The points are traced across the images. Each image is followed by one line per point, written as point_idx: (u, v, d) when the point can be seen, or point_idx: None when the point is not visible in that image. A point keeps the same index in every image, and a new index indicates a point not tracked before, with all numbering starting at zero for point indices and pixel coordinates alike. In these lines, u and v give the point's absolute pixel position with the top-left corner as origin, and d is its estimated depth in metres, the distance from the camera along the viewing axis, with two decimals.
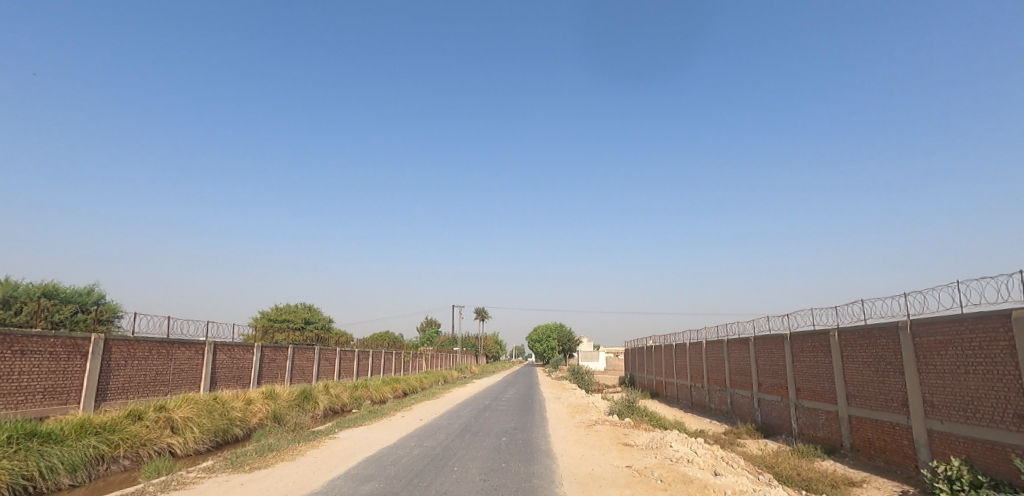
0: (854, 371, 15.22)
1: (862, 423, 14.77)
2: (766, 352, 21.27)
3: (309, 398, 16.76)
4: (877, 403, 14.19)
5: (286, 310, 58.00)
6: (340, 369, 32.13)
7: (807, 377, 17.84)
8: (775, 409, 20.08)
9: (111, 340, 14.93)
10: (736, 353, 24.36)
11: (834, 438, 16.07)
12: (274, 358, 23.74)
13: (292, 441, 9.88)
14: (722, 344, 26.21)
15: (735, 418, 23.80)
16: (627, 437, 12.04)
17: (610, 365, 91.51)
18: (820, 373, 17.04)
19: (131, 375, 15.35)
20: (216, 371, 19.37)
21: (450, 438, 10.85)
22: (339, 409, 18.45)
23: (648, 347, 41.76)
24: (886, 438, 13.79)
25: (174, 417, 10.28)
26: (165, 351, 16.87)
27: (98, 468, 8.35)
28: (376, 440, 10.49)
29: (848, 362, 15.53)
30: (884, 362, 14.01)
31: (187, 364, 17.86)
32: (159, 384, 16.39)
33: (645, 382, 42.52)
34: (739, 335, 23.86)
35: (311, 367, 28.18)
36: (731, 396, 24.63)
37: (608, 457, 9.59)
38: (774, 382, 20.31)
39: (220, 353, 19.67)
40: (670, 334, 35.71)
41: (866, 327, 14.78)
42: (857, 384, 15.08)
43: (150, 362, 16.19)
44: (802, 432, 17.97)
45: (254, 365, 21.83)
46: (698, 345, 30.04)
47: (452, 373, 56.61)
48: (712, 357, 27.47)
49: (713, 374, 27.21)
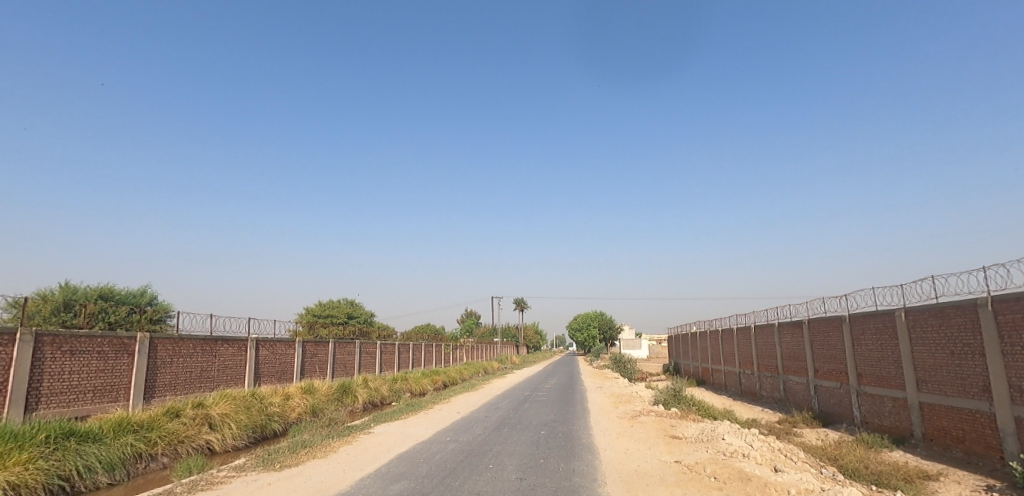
0: (925, 354, 14.01)
1: (935, 410, 13.59)
2: (822, 336, 20.03)
3: (348, 392, 16.71)
4: (953, 389, 13.00)
5: (329, 305, 59.20)
6: (381, 363, 32.34)
7: (869, 361, 16.63)
8: (834, 396, 18.88)
9: (157, 338, 15.17)
10: (788, 338, 23.10)
11: (902, 427, 14.91)
12: (316, 353, 23.96)
13: (327, 437, 9.66)
14: (773, 329, 24.95)
15: (789, 406, 22.62)
16: (676, 428, 11.36)
17: (652, 352, 90.02)
18: (885, 357, 15.82)
19: (177, 372, 15.60)
20: (260, 366, 19.60)
21: (489, 432, 10.44)
22: (379, 402, 18.38)
23: (693, 333, 40.51)
24: (964, 426, 12.63)
25: (211, 413, 10.21)
26: (209, 348, 17.11)
27: (136, 466, 8.31)
28: (412, 434, 10.18)
29: (917, 345, 14.31)
30: (961, 344, 12.79)
31: (232, 360, 18.11)
32: (204, 380, 16.64)
33: (690, 369, 41.32)
34: (792, 319, 22.61)
35: (352, 360, 28.43)
36: (783, 383, 23.45)
37: (655, 452, 8.97)
38: (832, 368, 19.10)
39: (263, 349, 19.91)
40: (716, 321, 34.45)
41: (939, 306, 13.54)
42: (928, 368, 13.87)
43: (195, 359, 16.44)
44: (865, 420, 16.81)
45: (296, 360, 22.06)
46: (745, 330, 28.79)
47: (493, 364, 56.57)
48: (762, 342, 26.23)
49: (763, 360, 25.99)
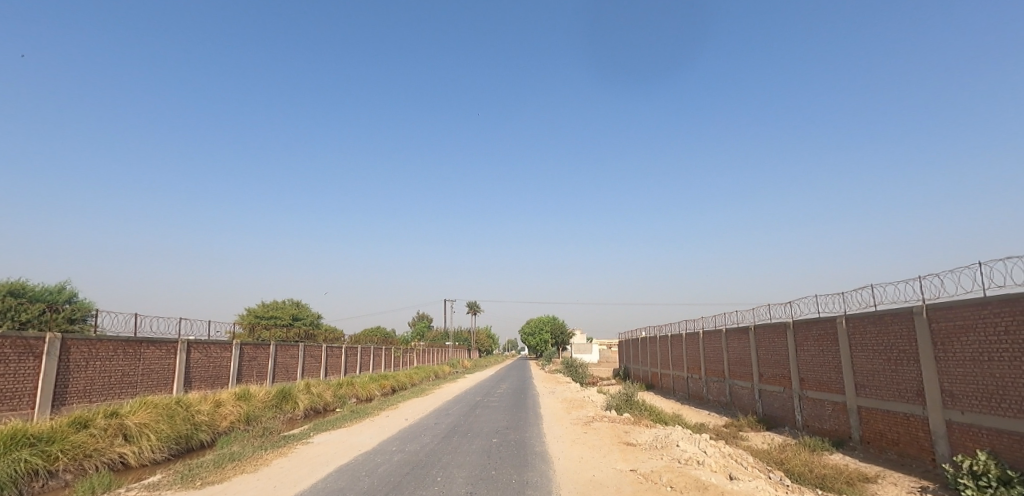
0: (864, 359, 14.44)
1: (872, 414, 14.00)
2: (767, 341, 20.50)
3: (288, 398, 15.73)
4: (890, 393, 13.42)
5: (273, 306, 56.83)
6: (327, 367, 31.08)
7: (811, 366, 17.06)
8: (777, 400, 19.33)
9: (70, 340, 13.80)
10: (735, 343, 23.58)
11: (841, 430, 15.33)
12: (255, 356, 22.67)
13: (258, 448, 8.87)
14: (720, 334, 25.44)
15: (735, 410, 23.09)
16: (629, 435, 11.15)
17: (603, 356, 91.09)
18: (826, 362, 16.25)
19: (94, 376, 14.26)
20: (191, 371, 18.28)
21: (436, 440, 9.92)
22: (321, 409, 17.45)
23: (642, 338, 41.07)
24: (899, 429, 13.04)
25: (126, 423, 9.25)
26: (133, 351, 15.78)
27: (31, 485, 7.35)
28: (354, 444, 9.50)
29: (857, 350, 14.74)
30: (897, 350, 13.23)
31: (158, 363, 16.76)
32: (125, 385, 15.30)
33: (640, 374, 41.90)
34: (738, 325, 23.09)
35: (296, 364, 27.13)
36: (730, 387, 23.91)
37: (609, 460, 8.68)
38: (776, 372, 19.55)
39: (195, 351, 18.58)
40: (665, 326, 34.98)
41: (877, 314, 13.99)
42: (867, 373, 14.29)
43: (116, 362, 15.09)
44: (806, 424, 17.24)
45: (233, 364, 20.77)
46: (694, 335, 29.32)
47: (444, 368, 55.64)
48: (710, 347, 26.72)
49: (710, 365, 26.45)
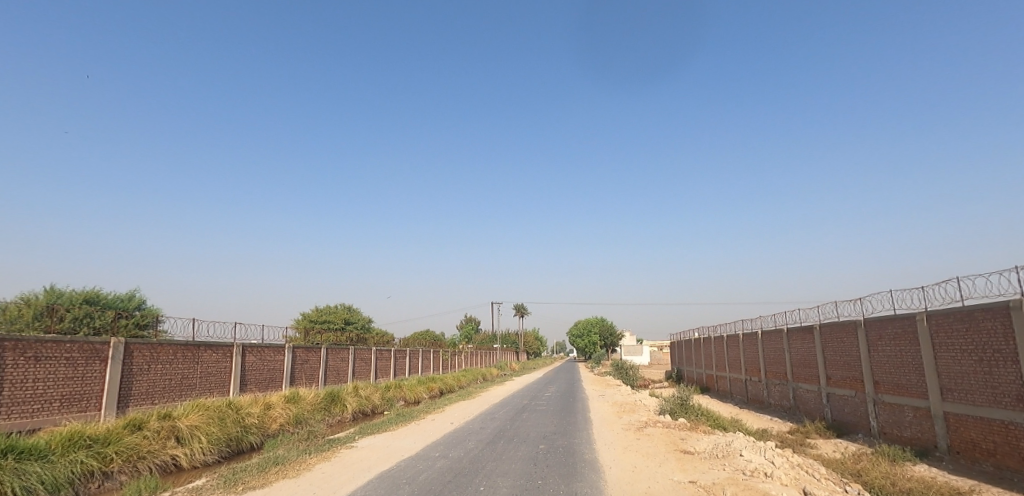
0: (950, 361, 13.13)
1: (962, 421, 12.70)
2: (834, 341, 19.16)
3: (336, 400, 15.82)
4: (983, 398, 12.12)
5: (326, 310, 58.36)
6: (377, 369, 31.42)
7: (887, 368, 15.74)
8: (848, 405, 18.00)
9: (133, 344, 14.29)
10: (798, 344, 22.22)
11: (925, 438, 14.02)
12: (307, 359, 23.07)
13: (303, 452, 8.77)
14: (781, 334, 24.07)
15: (799, 415, 21.75)
16: (686, 442, 10.48)
17: (654, 358, 88.96)
18: (905, 364, 14.94)
19: (155, 379, 14.74)
20: (246, 374, 18.72)
21: (483, 446, 9.58)
22: (370, 412, 17.49)
23: (696, 340, 39.66)
24: (995, 439, 11.75)
25: (178, 425, 9.36)
26: (191, 354, 16.24)
27: (87, 486, 7.46)
28: (398, 449, 9.27)
29: (941, 351, 13.44)
30: (991, 350, 11.93)
31: (215, 367, 17.22)
32: (185, 388, 15.76)
33: (693, 376, 40.50)
34: (802, 324, 21.73)
35: (347, 367, 27.52)
36: (793, 391, 22.57)
37: (666, 470, 8.09)
38: (846, 375, 18.21)
39: (250, 355, 19.03)
40: (720, 326, 33.57)
41: (965, 310, 12.69)
42: (954, 375, 12.99)
43: (175, 366, 15.56)
44: (883, 431, 15.92)
45: (286, 367, 21.18)
46: (752, 336, 27.93)
47: (492, 371, 55.54)
48: (770, 348, 25.32)
49: (771, 367, 25.07)
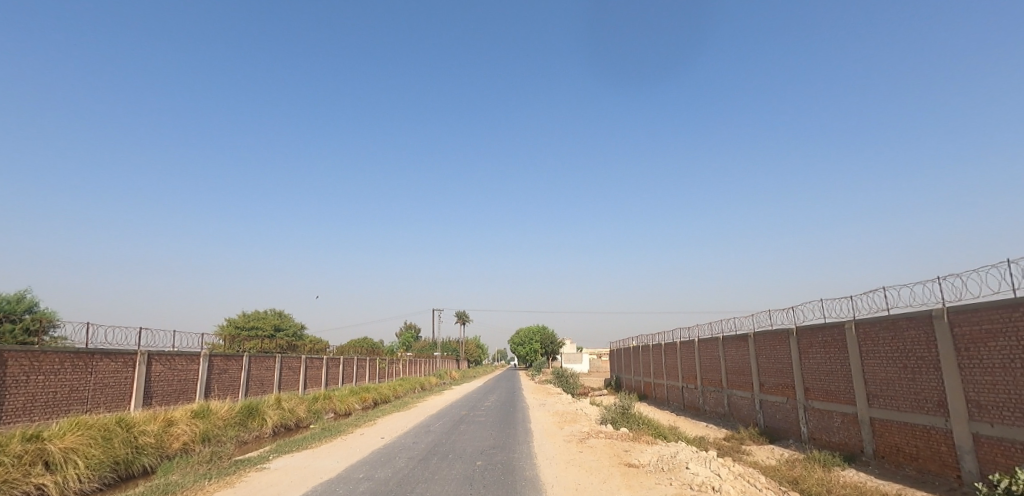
0: (876, 367, 13.46)
1: (887, 426, 12.99)
2: (767, 349, 19.50)
3: (253, 414, 14.41)
4: (906, 404, 12.43)
5: (255, 316, 55.08)
6: (306, 379, 29.56)
7: (818, 375, 16.05)
8: (780, 411, 18.29)
9: (8, 352, 12.39)
10: (733, 351, 22.57)
11: (852, 443, 14.30)
12: (226, 368, 21.23)
13: (200, 477, 7.60)
14: (717, 342, 24.43)
15: (734, 422, 22.06)
16: (629, 454, 10.02)
17: (593, 366, 90.00)
18: (834, 371, 15.27)
19: (35, 393, 12.86)
20: (151, 385, 16.85)
21: (412, 464, 8.74)
22: (292, 425, 16.12)
23: (635, 348, 40.05)
24: (917, 443, 12.04)
25: (47, 448, 7.95)
26: (83, 364, 14.38)
27: None
28: (316, 470, 8.26)
29: (868, 358, 13.76)
30: (914, 357, 12.26)
31: (113, 378, 15.35)
32: (73, 402, 13.90)
33: (632, 384, 40.99)
34: (737, 332, 22.08)
35: (272, 377, 25.64)
36: (727, 397, 22.94)
37: (610, 487, 7.51)
38: (778, 382, 18.56)
39: (157, 364, 17.18)
40: (658, 334, 33.96)
41: (891, 318, 13.03)
42: (880, 382, 13.30)
43: (62, 377, 13.69)
44: (813, 436, 16.21)
45: (200, 377, 19.35)
46: (689, 343, 28.31)
47: (431, 379, 54.13)
48: (706, 356, 25.73)
49: (707, 374, 25.41)
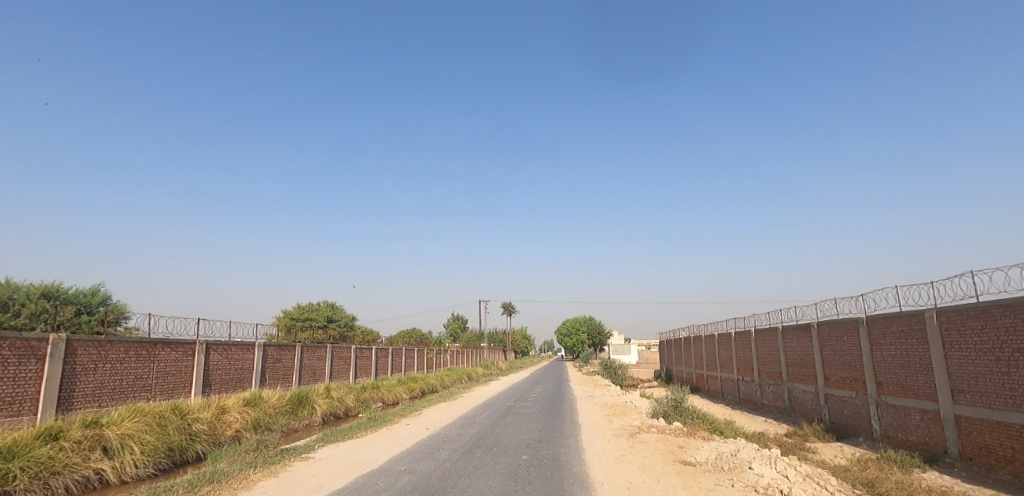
0: (962, 361, 12.27)
1: (976, 425, 11.83)
2: (833, 340, 18.29)
3: (303, 403, 14.62)
4: (999, 401, 11.26)
5: (308, 308, 56.83)
6: (357, 369, 30.10)
7: (891, 369, 14.88)
8: (848, 406, 17.12)
9: (77, 341, 12.95)
10: (794, 343, 21.35)
11: (933, 443, 13.16)
12: (279, 358, 21.77)
13: (246, 466, 7.58)
14: (775, 333, 23.20)
15: (795, 417, 20.92)
16: (685, 451, 9.44)
17: (642, 358, 88.32)
18: (911, 365, 14.08)
19: (103, 380, 13.42)
20: (210, 374, 17.41)
21: (456, 458, 8.48)
22: (342, 415, 16.31)
23: (686, 339, 38.86)
24: (1013, 445, 10.88)
25: (105, 434, 8.14)
26: (146, 353, 14.94)
27: None
28: (359, 461, 8.14)
29: (952, 350, 12.57)
30: (1009, 349, 11.07)
31: (174, 366, 15.91)
32: (138, 389, 14.47)
33: (683, 376, 39.79)
34: (798, 322, 20.85)
35: (323, 367, 26.18)
36: (788, 391, 21.76)
37: (665, 487, 6.99)
38: (845, 376, 17.37)
39: (214, 353, 17.74)
40: (711, 325, 32.72)
41: (980, 306, 11.83)
42: (966, 376, 12.13)
43: (126, 365, 14.26)
44: (886, 434, 15.07)
45: (255, 366, 19.90)
46: (745, 334, 27.08)
47: (479, 370, 54.36)
48: (764, 347, 24.52)
49: (765, 367, 24.22)
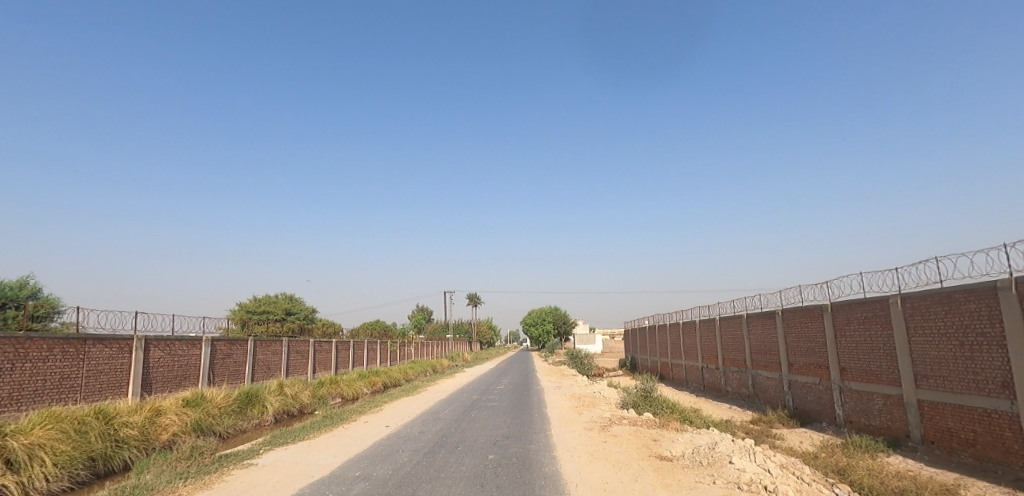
0: (926, 345, 12.29)
1: (938, 410, 11.87)
2: (797, 326, 18.34)
3: (252, 401, 13.63)
4: (962, 385, 11.28)
5: (266, 300, 54.76)
6: (315, 363, 28.88)
7: (855, 354, 14.92)
8: (812, 392, 17.20)
9: None
10: (759, 329, 21.41)
11: (896, 428, 13.22)
12: (229, 353, 20.51)
13: (175, 477, 6.70)
14: (740, 320, 23.29)
15: (759, 404, 21.03)
16: (660, 445, 9.00)
17: (606, 347, 89.20)
18: (875, 350, 14.12)
19: (21, 381, 12.10)
20: (150, 372, 16.15)
21: (417, 460, 7.77)
22: (295, 412, 15.35)
23: (650, 327, 39.02)
24: (976, 428, 10.91)
25: (9, 445, 7.10)
26: (75, 350, 13.63)
27: None
28: (308, 467, 7.36)
29: (916, 335, 12.59)
30: (972, 334, 11.08)
31: (108, 364, 14.61)
32: (64, 390, 13.18)
33: (648, 364, 39.94)
34: (763, 309, 20.90)
35: (279, 361, 24.94)
36: (752, 378, 21.85)
37: (644, 488, 6.49)
38: (809, 362, 17.42)
39: (155, 349, 16.45)
40: (676, 313, 32.84)
41: (944, 291, 11.84)
42: (930, 361, 12.16)
43: (51, 364, 12.95)
44: (849, 419, 15.14)
45: (202, 363, 18.63)
46: (709, 322, 27.17)
47: (443, 362, 53.51)
48: (728, 335, 24.62)
49: (729, 354, 24.31)
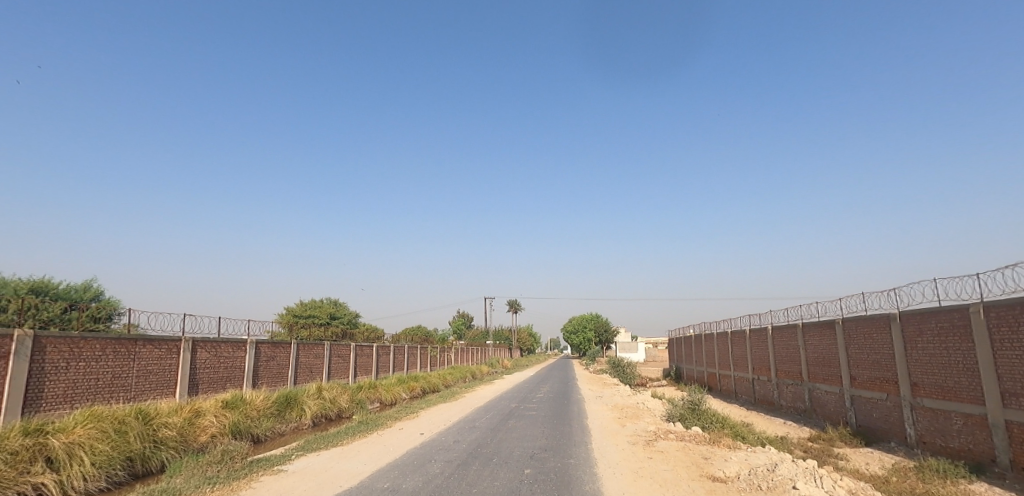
0: (1014, 360, 11.08)
1: None
2: (860, 337, 17.07)
3: (291, 404, 13.62)
4: None
5: (312, 304, 56.00)
6: (356, 367, 29.08)
7: (929, 369, 13.69)
8: (877, 409, 15.92)
9: (46, 338, 11.95)
10: (816, 340, 20.10)
11: (978, 451, 11.97)
12: (273, 356, 20.77)
13: (203, 482, 6.54)
14: (795, 330, 21.98)
15: (817, 420, 19.71)
16: (712, 464, 8.32)
17: (649, 356, 87.10)
18: (952, 365, 12.89)
19: (75, 379, 12.45)
20: (196, 373, 16.45)
21: (449, 472, 7.37)
22: (333, 416, 15.28)
23: (696, 336, 37.59)
24: None
25: (49, 443, 7.13)
26: (126, 350, 13.98)
27: None
28: (336, 475, 7.07)
29: (1002, 350, 11.39)
30: None
31: (157, 364, 14.94)
32: (115, 390, 13.50)
33: (694, 374, 38.47)
34: (821, 319, 19.61)
35: (321, 365, 25.17)
36: (809, 392, 20.53)
37: None
38: (874, 376, 16.16)
39: (202, 350, 16.76)
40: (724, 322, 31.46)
41: None
42: (1019, 378, 10.95)
43: (103, 363, 13.29)
44: (922, 440, 13.88)
45: (247, 365, 18.91)
46: (760, 331, 25.84)
47: (484, 369, 53.24)
48: (781, 346, 23.31)
49: (783, 366, 22.98)
